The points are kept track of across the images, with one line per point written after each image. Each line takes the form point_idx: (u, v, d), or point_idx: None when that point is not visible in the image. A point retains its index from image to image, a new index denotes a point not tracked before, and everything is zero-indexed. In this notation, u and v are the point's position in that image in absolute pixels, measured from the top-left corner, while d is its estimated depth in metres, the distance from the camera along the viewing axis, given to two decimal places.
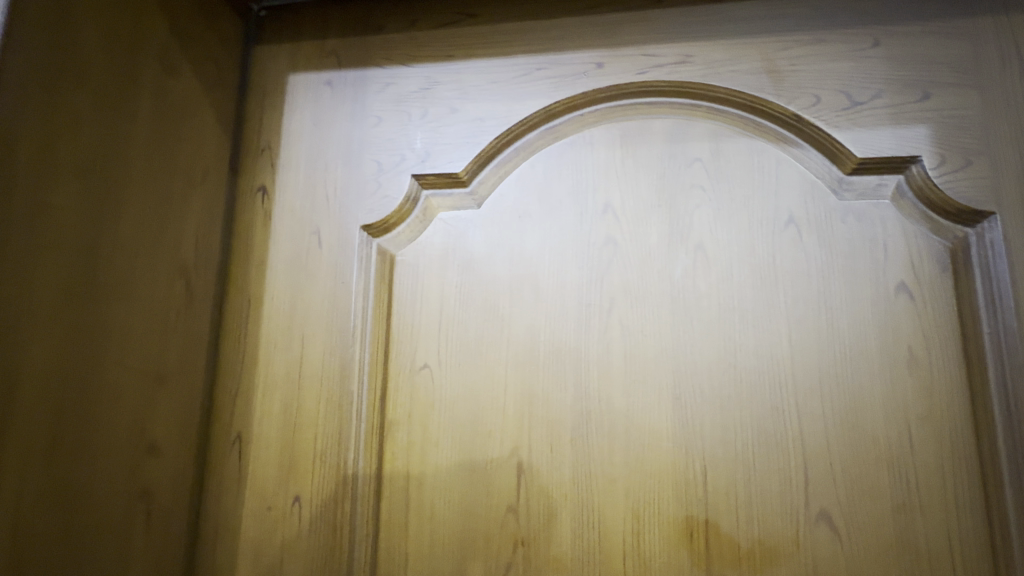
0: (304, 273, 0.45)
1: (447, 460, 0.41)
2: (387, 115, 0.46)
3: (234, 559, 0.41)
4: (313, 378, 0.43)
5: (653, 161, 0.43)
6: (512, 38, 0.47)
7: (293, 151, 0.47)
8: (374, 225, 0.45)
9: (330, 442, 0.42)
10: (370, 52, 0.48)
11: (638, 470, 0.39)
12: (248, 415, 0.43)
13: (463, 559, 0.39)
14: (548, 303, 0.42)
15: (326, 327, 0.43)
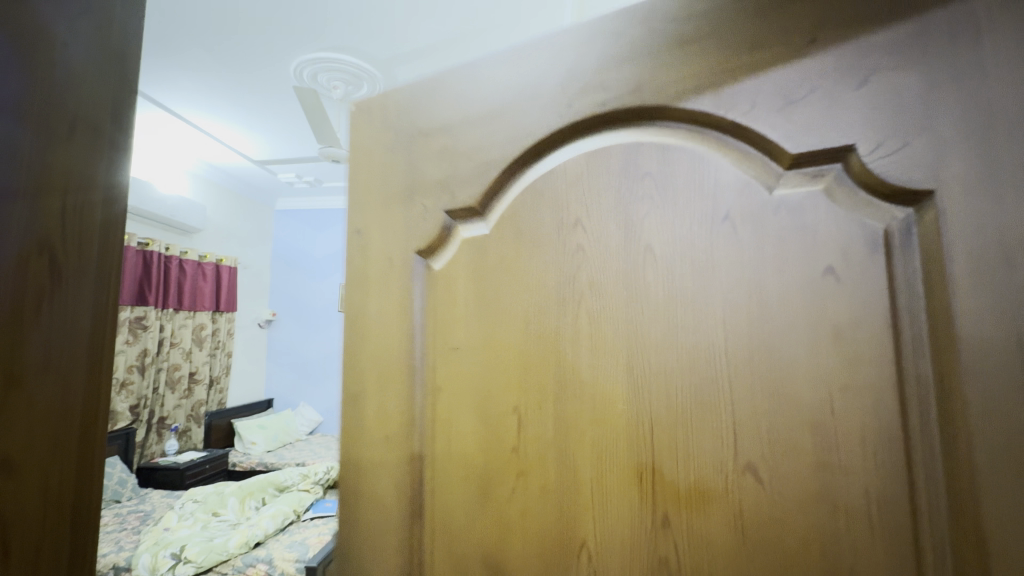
0: (382, 288, 0.61)
1: (472, 417, 0.54)
2: (428, 166, 0.60)
3: (355, 472, 0.61)
4: (388, 360, 0.59)
5: (612, 174, 0.49)
6: (511, 88, 0.55)
7: (370, 200, 0.63)
8: (424, 248, 0.59)
9: (402, 401, 0.58)
10: (416, 116, 0.61)
11: (600, 425, 0.47)
12: (355, 384, 0.61)
13: (485, 486, 0.53)
14: (535, 293, 0.52)
15: (396, 327, 0.59)
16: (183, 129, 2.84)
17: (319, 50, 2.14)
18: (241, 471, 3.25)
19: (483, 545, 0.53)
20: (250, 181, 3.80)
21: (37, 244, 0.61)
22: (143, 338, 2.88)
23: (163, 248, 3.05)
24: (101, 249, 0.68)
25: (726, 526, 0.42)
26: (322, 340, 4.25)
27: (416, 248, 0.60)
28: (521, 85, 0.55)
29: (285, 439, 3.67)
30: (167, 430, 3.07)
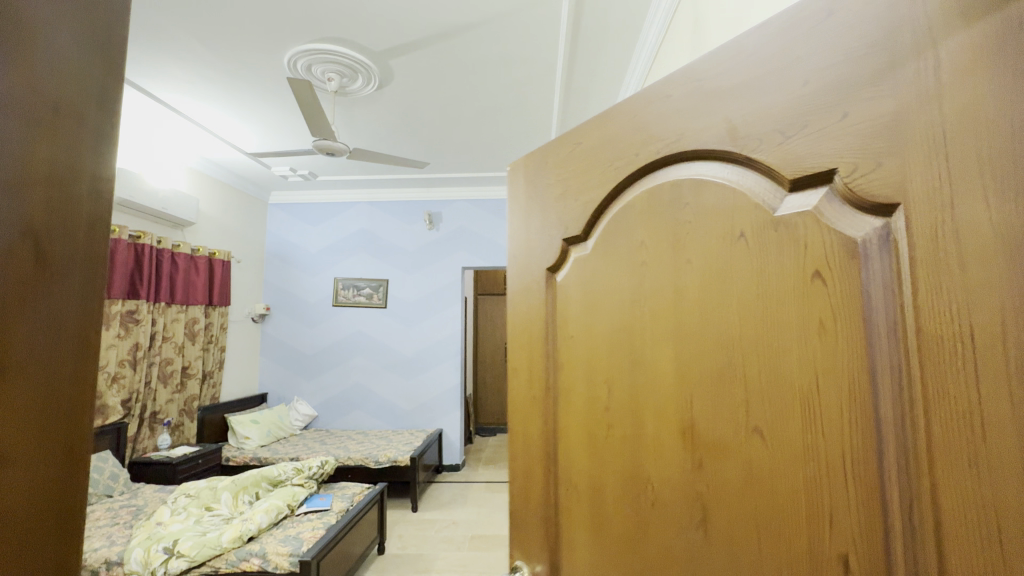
0: (528, 295, 0.91)
1: (580, 383, 0.78)
2: (552, 209, 0.87)
3: (517, 420, 0.92)
4: (529, 342, 0.90)
5: (663, 204, 0.66)
6: (602, 149, 0.77)
7: (519, 234, 0.95)
8: (551, 265, 0.86)
9: (539, 370, 0.87)
10: (546, 173, 0.89)
11: (655, 392, 0.66)
12: (512, 361, 0.94)
13: (590, 433, 0.76)
14: (616, 294, 0.73)
15: (535, 320, 0.89)
16: (175, 119, 2.82)
17: (312, 42, 2.14)
18: (235, 466, 3.27)
19: (590, 476, 0.75)
20: (243, 173, 3.78)
21: (24, 232, 0.52)
22: (134, 332, 2.85)
23: (155, 241, 3.01)
24: (86, 240, 0.59)
25: (739, 472, 0.55)
26: (315, 334, 4.25)
27: (546, 266, 0.87)
28: (606, 147, 0.77)
29: (277, 433, 3.68)
30: (159, 425, 3.06)
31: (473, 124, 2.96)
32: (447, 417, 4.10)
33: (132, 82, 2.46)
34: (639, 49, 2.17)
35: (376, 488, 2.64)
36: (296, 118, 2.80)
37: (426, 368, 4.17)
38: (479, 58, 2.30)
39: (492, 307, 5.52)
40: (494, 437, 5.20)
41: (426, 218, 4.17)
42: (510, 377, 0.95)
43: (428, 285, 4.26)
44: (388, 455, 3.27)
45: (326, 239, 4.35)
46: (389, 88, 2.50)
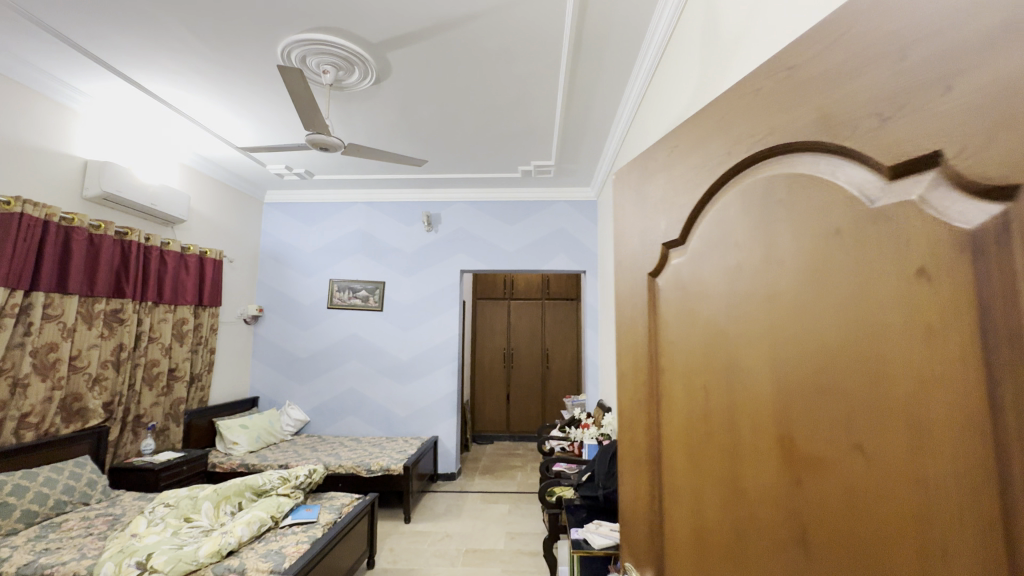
0: (632, 302, 0.85)
1: (680, 391, 0.70)
2: (652, 216, 0.81)
3: (624, 427, 0.86)
4: (633, 350, 0.83)
5: (757, 202, 0.58)
6: (696, 148, 0.70)
7: (624, 242, 0.90)
8: (652, 269, 0.79)
9: (643, 379, 0.80)
10: (646, 179, 0.83)
11: (748, 400, 0.57)
12: (620, 369, 0.88)
13: (689, 444, 0.68)
14: (712, 295, 0.64)
15: (637, 328, 0.82)
16: (166, 113, 2.73)
17: (306, 31, 2.05)
18: (221, 472, 3.16)
19: (689, 490, 0.67)
20: (238, 171, 3.69)
21: None
22: (118, 332, 2.74)
23: (143, 238, 2.91)
24: None
25: (837, 494, 0.45)
26: (309, 337, 4.15)
27: (648, 270, 0.80)
28: (700, 152, 0.69)
29: (267, 439, 3.58)
30: (143, 429, 2.94)
31: (474, 122, 2.88)
32: (442, 424, 3.99)
33: (121, 73, 2.38)
34: (647, 42, 2.08)
35: (366, 499, 2.53)
36: (290, 114, 2.72)
37: (422, 374, 4.05)
38: (481, 51, 2.21)
39: (490, 311, 5.42)
40: (491, 444, 5.08)
41: (424, 218, 4.07)
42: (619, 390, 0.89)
43: (425, 288, 4.16)
44: (380, 463, 3.15)
45: (322, 240, 4.26)
46: (387, 82, 2.42)
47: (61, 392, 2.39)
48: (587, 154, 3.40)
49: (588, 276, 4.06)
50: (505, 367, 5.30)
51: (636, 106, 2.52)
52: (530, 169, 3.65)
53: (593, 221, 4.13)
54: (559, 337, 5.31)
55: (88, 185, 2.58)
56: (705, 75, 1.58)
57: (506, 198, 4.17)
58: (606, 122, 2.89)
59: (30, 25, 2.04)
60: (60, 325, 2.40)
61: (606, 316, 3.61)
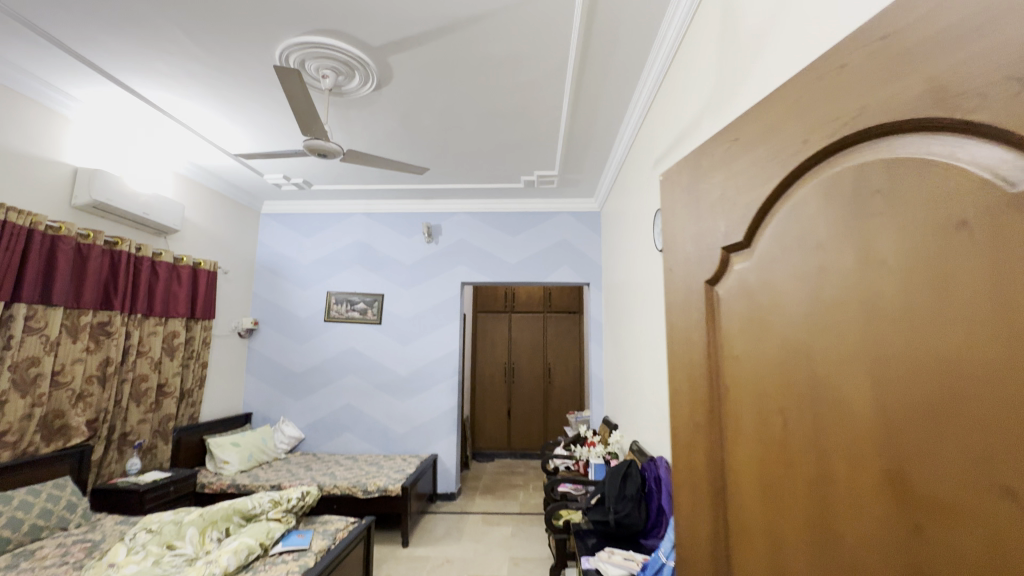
0: (685, 313, 0.76)
1: (750, 417, 0.61)
2: (708, 217, 0.72)
3: (680, 456, 0.76)
4: (689, 368, 0.74)
5: (847, 195, 0.49)
6: (761, 139, 0.62)
7: (673, 247, 0.81)
8: (710, 277, 0.70)
9: (702, 401, 0.71)
10: (698, 177, 0.75)
11: (842, 430, 0.48)
12: (673, 388, 0.79)
13: (763, 479, 0.58)
14: (789, 305, 0.56)
15: (693, 342, 0.73)
16: (160, 119, 2.66)
17: (305, 34, 1.98)
18: (210, 493, 3.02)
19: (765, 533, 0.57)
20: (235, 180, 3.61)
21: None
22: (105, 345, 2.63)
23: (134, 248, 2.82)
24: None
25: (978, 556, 0.36)
26: (305, 351, 4.03)
27: (704, 278, 0.71)
28: (766, 144, 0.61)
29: (260, 457, 3.44)
30: (129, 448, 2.81)
31: (477, 130, 2.81)
32: (442, 442, 3.85)
33: (113, 77, 2.31)
34: (656, 47, 2.02)
35: (362, 522, 2.39)
36: (289, 121, 2.65)
37: (421, 389, 3.93)
38: (484, 56, 2.15)
39: (491, 324, 5.31)
40: (491, 462, 4.93)
41: (424, 229, 3.99)
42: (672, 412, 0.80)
43: (425, 300, 4.06)
44: (377, 483, 3.01)
45: (320, 251, 4.16)
46: (388, 87, 2.35)
47: (41, 409, 2.26)
48: (592, 164, 3.33)
49: (592, 289, 3.96)
50: (506, 382, 5.17)
51: (643, 113, 2.46)
52: (533, 179, 3.58)
53: (597, 232, 4.05)
54: (562, 351, 5.20)
55: (77, 193, 2.49)
56: (722, 76, 1.51)
57: (508, 208, 4.10)
58: (611, 130, 2.83)
59: (20, 28, 1.98)
60: (42, 338, 2.29)
61: (611, 329, 3.50)
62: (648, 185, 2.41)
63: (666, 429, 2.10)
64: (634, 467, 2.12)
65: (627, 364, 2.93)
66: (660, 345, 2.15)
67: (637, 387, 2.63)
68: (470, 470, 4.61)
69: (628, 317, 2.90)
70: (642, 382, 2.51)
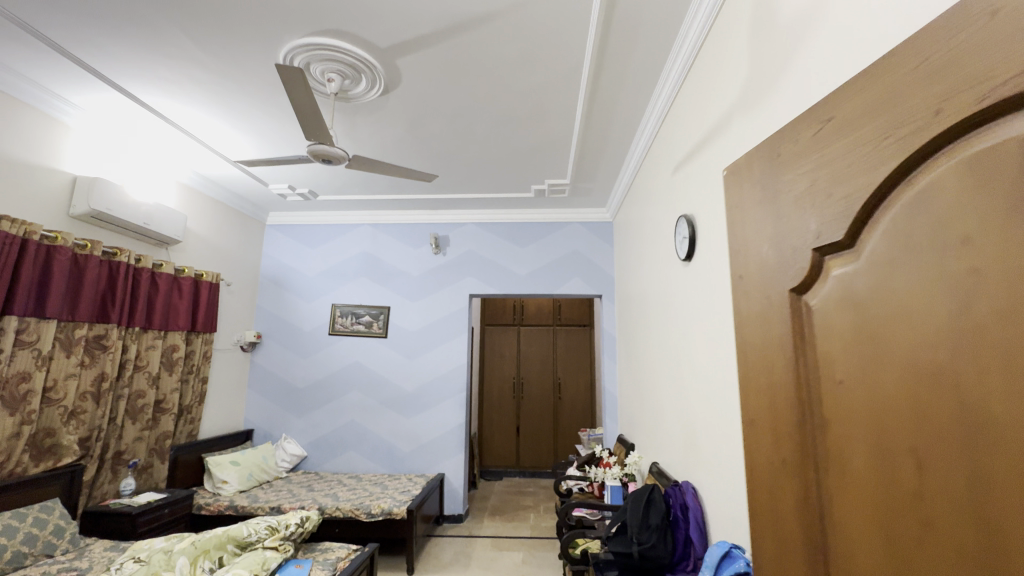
0: (764, 326, 0.67)
1: (863, 455, 0.50)
2: (791, 213, 0.63)
3: (764, 495, 0.66)
4: (773, 391, 0.65)
5: (1006, 179, 0.39)
6: (868, 116, 0.52)
7: (744, 249, 0.73)
8: (797, 286, 0.61)
9: (792, 433, 0.61)
10: (774, 171, 0.67)
11: (1015, 482, 0.37)
12: (751, 414, 0.70)
13: (887, 535, 0.47)
14: (917, 319, 0.45)
15: (779, 360, 0.64)
16: (163, 128, 2.60)
17: (310, 35, 1.90)
18: (207, 515, 2.89)
19: None
20: (239, 191, 3.54)
21: None
22: (100, 360, 2.52)
23: (133, 259, 2.73)
24: None
25: None
26: (309, 366, 3.92)
27: (790, 287, 0.63)
28: (876, 122, 0.51)
29: (260, 477, 3.31)
30: (123, 467, 2.69)
31: (488, 137, 2.73)
32: (449, 460, 3.70)
33: (114, 83, 2.24)
34: (677, 47, 1.93)
35: (365, 550, 2.24)
36: (294, 129, 2.58)
37: (427, 405, 3.79)
38: (497, 60, 2.07)
39: (499, 338, 5.18)
40: (499, 481, 4.75)
41: (431, 240, 3.89)
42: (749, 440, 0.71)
43: (432, 313, 3.94)
44: (382, 505, 2.87)
45: (325, 263, 4.08)
46: (395, 92, 2.27)
47: (31, 427, 2.15)
48: (604, 173, 3.24)
49: (604, 301, 3.83)
50: (515, 398, 5.02)
51: (661, 118, 2.37)
52: (543, 189, 3.48)
53: (609, 243, 3.94)
54: (572, 365, 5.05)
55: (76, 202, 2.42)
56: (756, 72, 1.41)
57: (517, 219, 4.00)
58: (626, 137, 2.74)
59: (18, 32, 1.91)
60: (35, 353, 2.19)
61: (625, 344, 3.37)
62: (667, 193, 2.30)
63: (691, 452, 1.95)
64: (657, 492, 1.97)
65: (643, 381, 2.78)
66: (684, 361, 2.01)
67: (656, 405, 2.48)
68: (477, 490, 4.44)
69: (645, 330, 2.77)
70: (662, 400, 2.37)
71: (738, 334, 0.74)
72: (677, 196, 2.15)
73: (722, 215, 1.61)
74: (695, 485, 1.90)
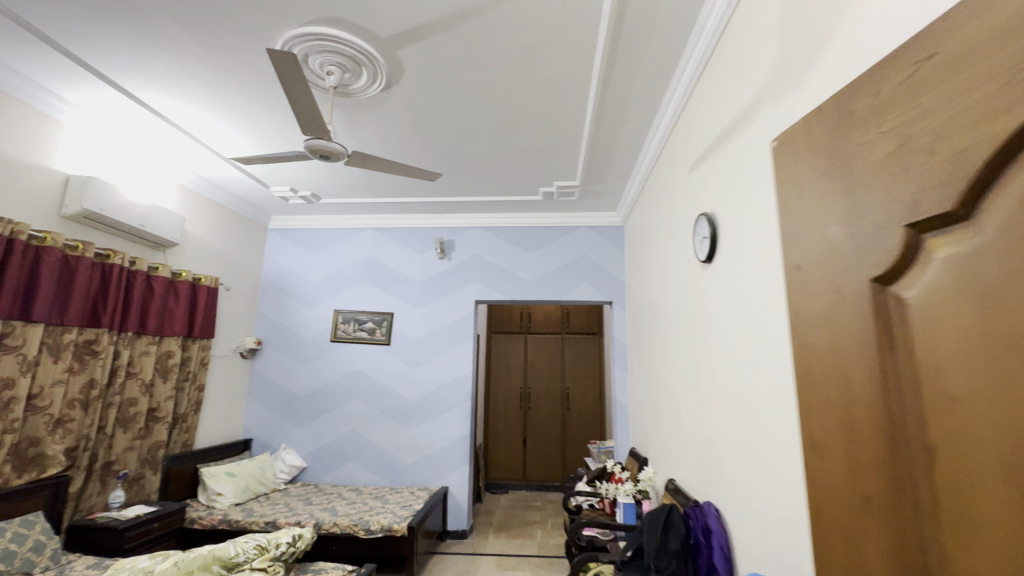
0: (837, 324, 0.57)
1: (987, 491, 0.39)
2: (873, 183, 0.51)
3: (837, 530, 0.55)
4: (852, 404, 0.53)
5: None
6: (988, 47, 0.40)
7: (807, 232, 0.62)
8: (883, 276, 0.50)
9: (879, 457, 0.49)
10: (845, 135, 0.56)
11: None
12: (821, 431, 0.59)
13: None
14: None
15: (860, 366, 0.53)
16: (160, 127, 2.52)
17: (307, 25, 1.81)
18: (200, 529, 2.77)
19: None
20: (241, 194, 3.47)
21: None
22: (90, 366, 2.42)
23: (128, 262, 2.65)
24: None
25: None
26: (310, 373, 3.80)
27: (873, 278, 0.51)
28: (1000, 53, 0.39)
29: (257, 489, 3.19)
30: (112, 479, 2.58)
31: (494, 135, 2.63)
32: (452, 473, 3.56)
33: (109, 79, 2.17)
34: (695, 36, 1.81)
35: (361, 571, 2.10)
36: (293, 127, 2.49)
37: (431, 416, 3.65)
38: (503, 52, 1.97)
39: (506, 346, 5.05)
40: (505, 494, 4.59)
41: (436, 245, 3.79)
42: (818, 462, 0.59)
43: (436, 320, 3.82)
44: (381, 521, 2.73)
45: (328, 268, 3.98)
46: (397, 87, 2.18)
47: (13, 436, 2.04)
48: (615, 174, 3.12)
49: (615, 308, 3.69)
50: (522, 408, 4.87)
51: (676, 113, 2.25)
52: (552, 191, 3.37)
53: (620, 248, 3.81)
54: (581, 374, 4.90)
55: (69, 202, 2.34)
56: (784, 55, 1.29)
57: (524, 222, 3.88)
58: (638, 135, 2.62)
59: (9, 24, 1.84)
60: (20, 358, 2.09)
61: (638, 352, 3.22)
62: (683, 192, 2.18)
63: (713, 470, 1.80)
64: (676, 513, 1.81)
65: (658, 392, 2.63)
66: (705, 371, 1.87)
67: (672, 417, 2.33)
68: (482, 504, 4.27)
69: (659, 339, 2.62)
70: (679, 413, 2.22)
71: (802, 334, 0.63)
72: (694, 195, 2.02)
73: (748, 211, 1.48)
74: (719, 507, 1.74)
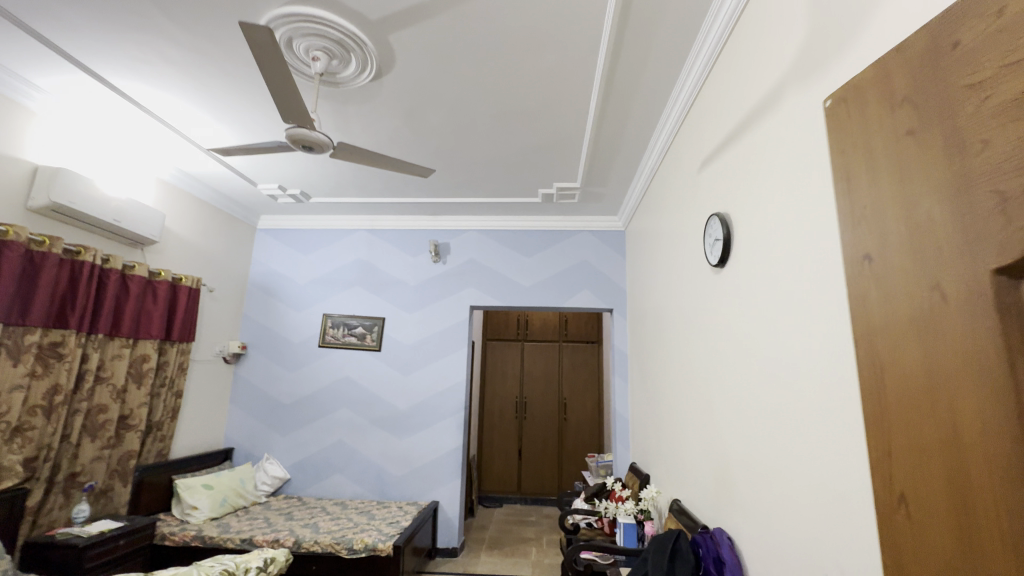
0: (931, 330, 0.44)
1: None
2: (995, 140, 0.38)
3: None
4: (966, 444, 0.40)
5: None
6: None
7: (879, 212, 0.50)
8: (1007, 268, 0.37)
9: (1005, 519, 0.36)
10: (942, 79, 0.43)
11: None
12: (916, 472, 0.46)
13: None
14: None
15: (976, 392, 0.40)
16: (138, 117, 2.39)
17: (290, 4, 1.68)
18: (171, 546, 2.59)
19: None
20: (226, 191, 3.32)
21: None
22: (55, 370, 2.26)
23: (100, 260, 2.50)
24: None
25: None
26: (296, 380, 3.64)
27: (992, 271, 0.38)
28: None
29: (234, 502, 3.02)
30: (77, 491, 2.41)
31: (492, 132, 2.50)
32: (443, 487, 3.39)
33: (81, 64, 2.03)
34: (707, 24, 1.69)
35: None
36: (279, 119, 2.36)
37: (422, 426, 3.49)
38: (501, 40, 1.84)
39: (502, 353, 4.89)
40: (499, 508, 4.41)
41: (431, 248, 3.64)
42: (907, 510, 0.47)
43: (429, 325, 3.67)
44: (364, 540, 2.56)
45: (317, 270, 3.83)
46: (388, 76, 2.04)
47: None
48: (618, 176, 2.99)
49: (615, 316, 3.55)
50: (517, 418, 4.70)
51: (685, 109, 2.12)
52: (551, 193, 3.24)
53: (621, 253, 3.67)
54: (579, 384, 4.74)
55: (35, 194, 2.19)
56: (810, 36, 1.16)
57: (522, 226, 3.75)
58: (643, 134, 2.49)
59: None
60: None
61: (639, 362, 3.07)
62: (691, 192, 2.04)
63: (724, 492, 1.64)
64: (684, 539, 1.67)
65: (661, 404, 2.48)
66: (716, 384, 1.73)
67: (676, 432, 2.18)
68: (475, 518, 4.09)
69: (663, 348, 2.48)
70: (684, 428, 2.07)
71: (880, 346, 0.50)
72: (704, 195, 1.89)
73: (768, 209, 1.34)
74: (732, 535, 1.59)
